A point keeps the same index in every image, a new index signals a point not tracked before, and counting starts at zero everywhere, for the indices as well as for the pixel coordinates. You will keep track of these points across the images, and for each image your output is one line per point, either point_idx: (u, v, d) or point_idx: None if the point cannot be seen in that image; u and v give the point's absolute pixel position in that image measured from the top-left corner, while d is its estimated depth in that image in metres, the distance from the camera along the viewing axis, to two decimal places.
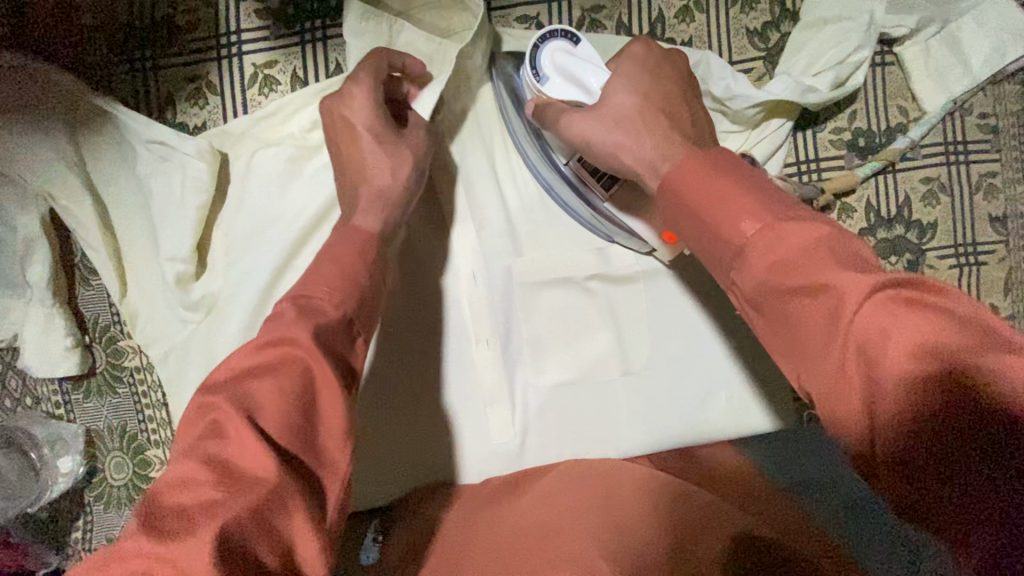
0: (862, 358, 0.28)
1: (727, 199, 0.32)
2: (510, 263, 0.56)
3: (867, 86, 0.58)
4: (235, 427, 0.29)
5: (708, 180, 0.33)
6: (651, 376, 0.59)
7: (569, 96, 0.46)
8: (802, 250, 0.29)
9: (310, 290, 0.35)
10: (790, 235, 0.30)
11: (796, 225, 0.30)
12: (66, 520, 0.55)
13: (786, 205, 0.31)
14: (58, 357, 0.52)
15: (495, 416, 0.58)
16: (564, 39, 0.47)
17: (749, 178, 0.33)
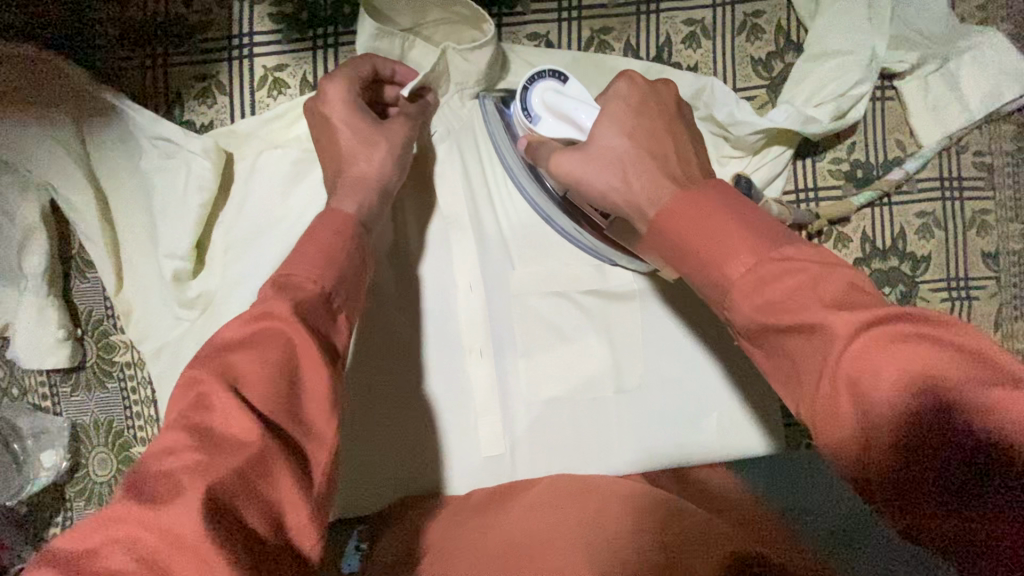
0: (852, 396, 0.26)
1: (721, 238, 0.31)
2: (508, 275, 0.57)
3: (866, 119, 0.59)
4: (222, 401, 0.30)
5: (700, 214, 0.32)
6: (643, 394, 0.59)
7: (562, 132, 0.45)
8: (793, 297, 0.28)
9: (309, 290, 0.36)
10: (781, 276, 0.29)
11: (787, 265, 0.29)
12: (46, 514, 0.55)
13: (779, 237, 0.31)
14: (46, 349, 0.51)
15: (485, 427, 0.58)
16: (553, 79, 0.46)
17: (743, 210, 0.32)
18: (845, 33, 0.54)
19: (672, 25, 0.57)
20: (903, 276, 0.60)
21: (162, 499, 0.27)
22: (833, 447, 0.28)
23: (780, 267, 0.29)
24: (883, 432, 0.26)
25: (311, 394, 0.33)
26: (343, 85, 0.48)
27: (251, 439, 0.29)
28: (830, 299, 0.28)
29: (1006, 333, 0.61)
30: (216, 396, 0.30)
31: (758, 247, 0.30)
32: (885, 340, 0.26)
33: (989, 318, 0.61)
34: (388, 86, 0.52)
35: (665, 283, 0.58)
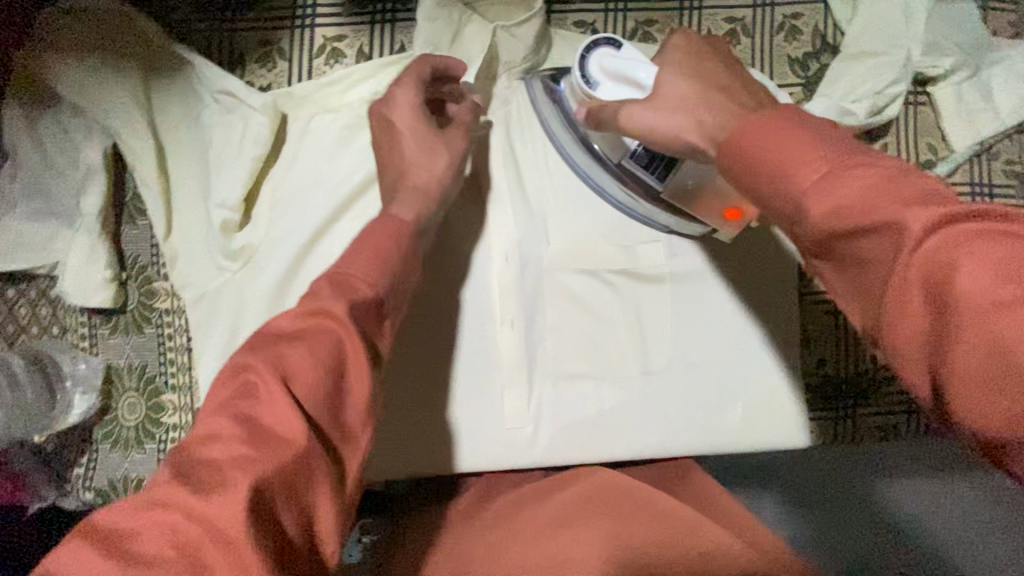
0: (934, 301, 0.25)
1: (793, 144, 0.29)
2: (542, 249, 0.57)
3: (898, 122, 0.61)
4: (268, 389, 0.30)
5: (772, 129, 0.29)
6: (669, 378, 0.59)
7: (620, 96, 0.46)
8: (871, 202, 0.26)
9: (354, 275, 0.38)
10: (853, 182, 0.27)
11: (859, 170, 0.27)
12: (73, 454, 0.55)
13: (850, 149, 0.28)
14: (94, 288, 0.53)
15: (510, 399, 0.58)
16: (606, 45, 0.48)
17: (814, 121, 0.29)
18: (881, 37, 0.56)
19: (713, 22, 0.59)
20: None
21: (206, 485, 0.27)
22: (910, 362, 0.26)
23: (854, 171, 0.27)
24: (971, 345, 0.24)
25: (353, 399, 0.33)
26: (410, 93, 0.50)
27: (292, 439, 0.29)
28: (907, 198, 0.26)
29: None
30: (263, 385, 0.30)
31: (831, 150, 0.28)
32: (968, 235, 0.24)
33: None
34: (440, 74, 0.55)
35: (697, 268, 0.59)
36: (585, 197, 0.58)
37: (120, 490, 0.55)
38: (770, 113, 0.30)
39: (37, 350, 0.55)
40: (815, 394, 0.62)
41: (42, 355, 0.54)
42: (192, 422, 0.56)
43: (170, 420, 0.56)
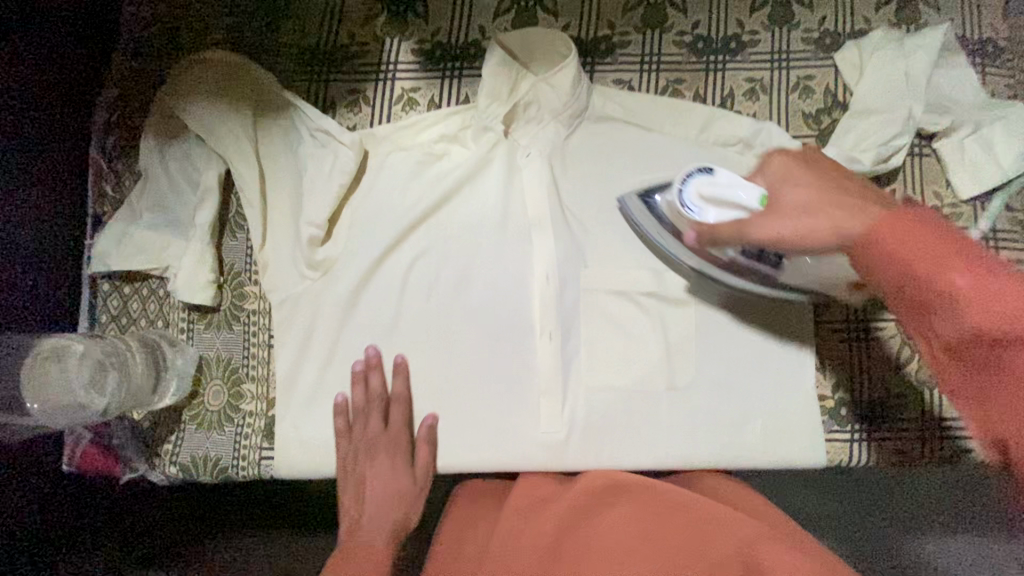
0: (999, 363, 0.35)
1: (912, 234, 0.38)
2: (579, 271, 0.65)
3: (906, 170, 0.67)
4: None
5: (904, 221, 0.38)
6: (693, 394, 0.64)
7: (727, 217, 0.52)
8: (942, 260, 0.36)
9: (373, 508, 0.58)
10: (920, 243, 0.37)
11: (940, 251, 0.37)
12: (163, 432, 0.63)
13: (963, 244, 0.37)
14: (198, 287, 0.62)
15: (546, 406, 0.64)
16: (703, 174, 0.55)
17: (941, 223, 0.38)
18: (886, 97, 0.64)
19: (735, 81, 0.68)
20: None
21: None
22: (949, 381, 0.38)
23: (949, 262, 0.36)
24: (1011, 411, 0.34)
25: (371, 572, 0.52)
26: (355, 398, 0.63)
27: None
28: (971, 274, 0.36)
29: None
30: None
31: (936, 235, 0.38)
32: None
33: None
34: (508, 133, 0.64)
35: (721, 295, 0.65)
36: (620, 228, 0.66)
37: (200, 468, 0.62)
38: (911, 213, 0.39)
39: (149, 337, 0.62)
40: (833, 418, 0.65)
41: (150, 342, 0.62)
42: (267, 411, 0.64)
43: (248, 406, 0.64)
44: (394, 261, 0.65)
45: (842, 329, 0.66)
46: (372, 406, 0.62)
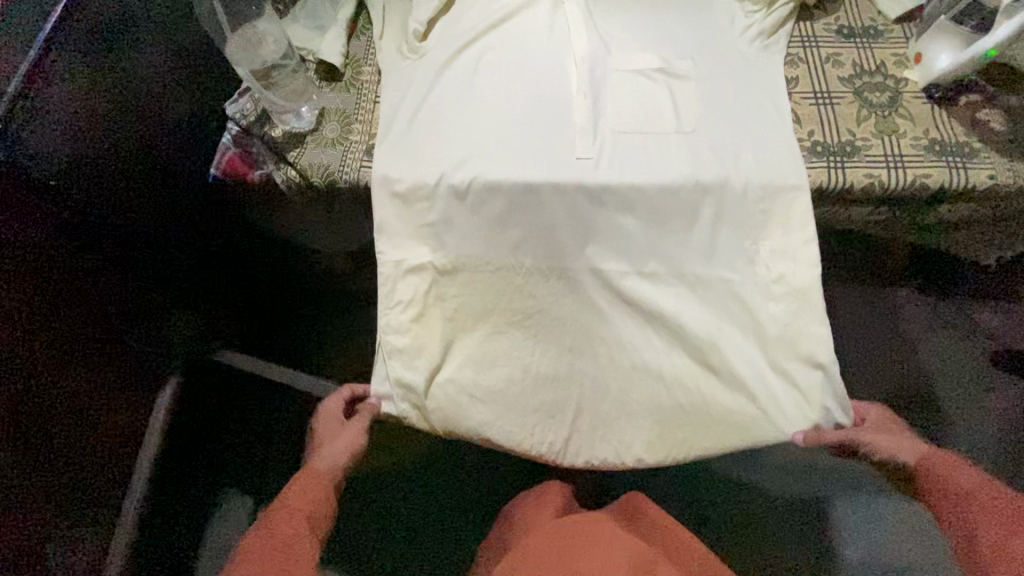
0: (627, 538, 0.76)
1: (980, 490, 0.64)
2: (606, 58, 0.87)
3: (843, 5, 0.91)
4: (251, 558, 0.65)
5: (962, 472, 0.66)
6: (699, 135, 0.82)
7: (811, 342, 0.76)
8: (972, 480, 0.65)
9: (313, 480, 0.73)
10: (961, 473, 0.66)
11: (965, 465, 0.67)
12: (289, 148, 0.83)
13: (990, 487, 0.64)
14: (333, 57, 0.88)
15: (581, 138, 0.82)
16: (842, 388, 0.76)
17: (991, 481, 0.65)
18: None
19: None
20: (889, 87, 0.84)
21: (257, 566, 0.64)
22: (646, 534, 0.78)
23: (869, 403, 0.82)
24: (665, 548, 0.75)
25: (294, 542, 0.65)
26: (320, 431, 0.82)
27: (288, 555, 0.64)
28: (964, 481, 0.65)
29: (981, 130, 0.80)
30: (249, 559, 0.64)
31: (974, 482, 0.65)
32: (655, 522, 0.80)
33: (966, 118, 0.81)
34: (544, 9, 0.91)
35: (716, 72, 0.86)
36: (636, 35, 0.89)
37: (314, 171, 0.82)
38: (953, 460, 0.68)
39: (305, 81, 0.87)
40: (811, 153, 0.81)
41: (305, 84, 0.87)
42: (367, 142, 0.85)
43: (355, 138, 0.84)
44: (471, 51, 0.88)
45: (811, 97, 0.85)
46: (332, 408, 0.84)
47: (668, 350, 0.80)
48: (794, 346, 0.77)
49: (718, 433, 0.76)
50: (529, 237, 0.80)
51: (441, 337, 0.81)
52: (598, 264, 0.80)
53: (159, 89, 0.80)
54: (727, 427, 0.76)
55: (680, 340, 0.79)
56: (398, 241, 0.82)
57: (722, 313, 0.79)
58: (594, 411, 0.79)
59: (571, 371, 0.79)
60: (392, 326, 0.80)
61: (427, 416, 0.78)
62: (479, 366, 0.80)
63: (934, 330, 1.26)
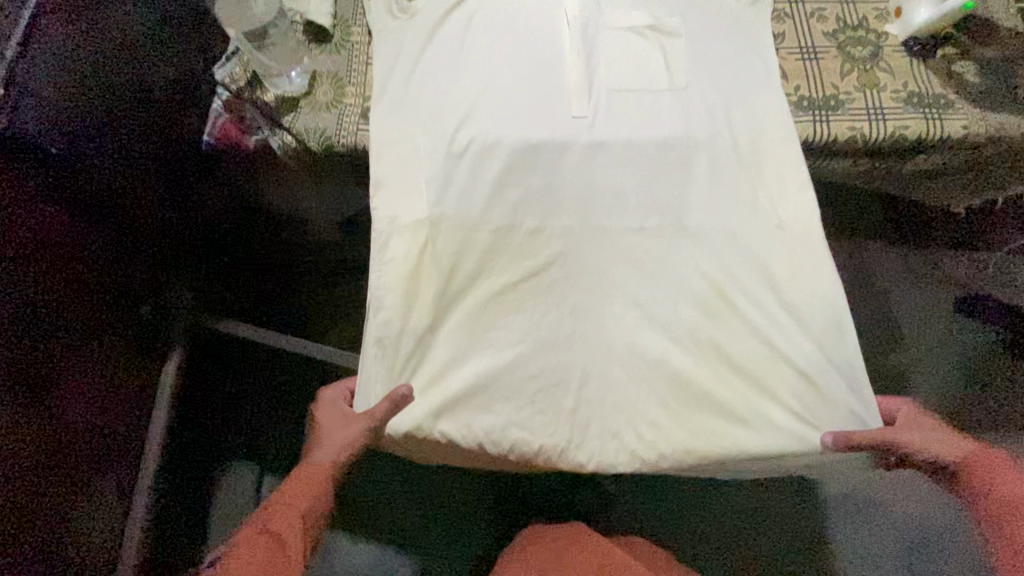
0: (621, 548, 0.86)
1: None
2: (598, 15, 0.87)
3: None
4: (243, 548, 0.67)
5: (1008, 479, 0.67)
6: (691, 91, 0.83)
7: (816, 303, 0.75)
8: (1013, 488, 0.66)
9: (311, 470, 0.72)
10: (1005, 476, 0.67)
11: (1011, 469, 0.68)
12: (284, 113, 0.82)
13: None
14: (321, 18, 0.86)
15: (576, 97, 0.83)
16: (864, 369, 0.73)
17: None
18: None
19: None
20: (871, 41, 0.87)
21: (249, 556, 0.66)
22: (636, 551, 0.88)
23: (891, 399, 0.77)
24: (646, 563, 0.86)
25: (282, 542, 0.67)
26: (325, 416, 0.78)
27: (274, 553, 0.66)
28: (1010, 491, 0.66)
29: (956, 82, 0.84)
30: (240, 552, 0.66)
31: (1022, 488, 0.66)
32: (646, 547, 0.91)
33: (942, 71, 0.85)
34: None
35: (706, 28, 0.87)
36: None
37: (310, 136, 0.81)
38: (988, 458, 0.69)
39: (296, 45, 0.86)
40: (798, 108, 0.84)
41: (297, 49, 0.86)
42: (362, 105, 0.84)
43: (349, 102, 0.84)
44: (462, 10, 0.88)
45: (797, 53, 0.87)
46: (334, 397, 0.80)
47: (676, 304, 0.76)
48: (799, 286, 0.75)
49: (739, 387, 0.73)
50: (527, 198, 0.80)
51: (433, 296, 0.78)
52: (599, 222, 0.79)
53: (146, 51, 0.77)
54: (745, 379, 0.73)
55: (684, 292, 0.76)
56: (394, 200, 0.80)
57: (726, 261, 0.77)
58: (601, 373, 0.74)
59: (574, 332, 0.76)
60: (387, 285, 0.78)
61: (426, 381, 0.75)
62: (476, 333, 0.76)
63: (907, 281, 1.34)
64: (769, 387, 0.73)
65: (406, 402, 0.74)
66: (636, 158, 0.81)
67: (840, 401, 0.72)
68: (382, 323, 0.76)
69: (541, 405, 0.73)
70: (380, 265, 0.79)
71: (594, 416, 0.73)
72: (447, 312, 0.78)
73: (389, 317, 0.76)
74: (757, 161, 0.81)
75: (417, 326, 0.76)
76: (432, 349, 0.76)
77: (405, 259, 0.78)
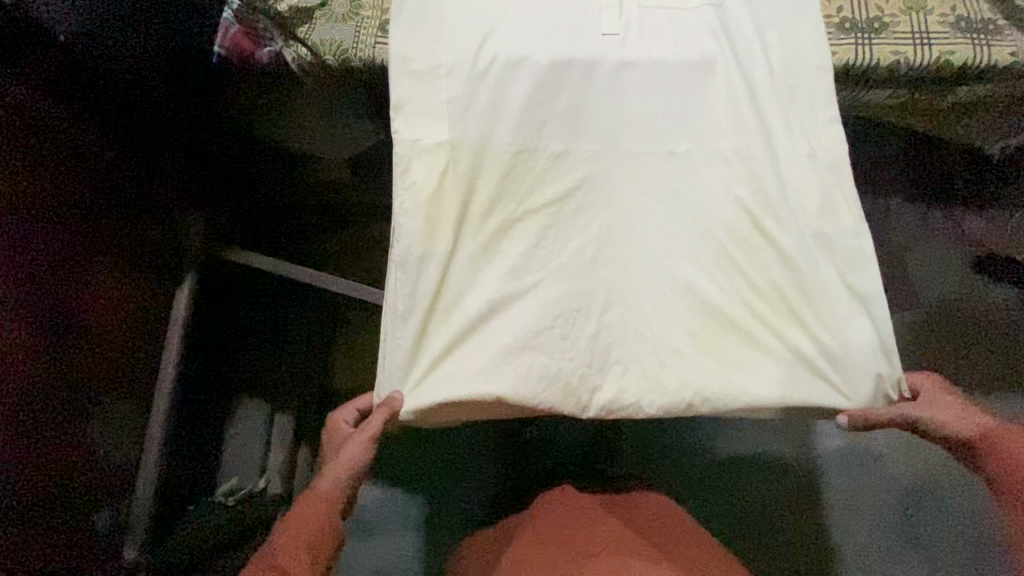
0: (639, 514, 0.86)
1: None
2: None
3: None
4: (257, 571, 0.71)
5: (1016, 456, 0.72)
6: (727, 10, 0.79)
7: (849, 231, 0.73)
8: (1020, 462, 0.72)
9: (316, 501, 0.75)
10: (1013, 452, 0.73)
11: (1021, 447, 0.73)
12: (298, 24, 0.78)
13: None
14: None
15: (606, 15, 0.78)
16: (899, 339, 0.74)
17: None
18: None
19: None
20: None
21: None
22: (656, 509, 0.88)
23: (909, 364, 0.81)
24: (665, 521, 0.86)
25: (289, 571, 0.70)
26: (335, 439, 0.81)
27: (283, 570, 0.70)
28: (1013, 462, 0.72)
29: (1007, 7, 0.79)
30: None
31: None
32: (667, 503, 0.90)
33: None
34: None
35: None
36: None
37: (326, 49, 0.77)
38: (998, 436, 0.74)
39: None
40: (839, 31, 0.79)
41: None
42: (380, 18, 0.80)
43: (366, 14, 0.79)
44: None
45: None
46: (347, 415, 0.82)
47: (705, 232, 0.74)
48: (830, 214, 0.73)
49: (770, 316, 0.72)
50: (553, 121, 0.77)
51: (456, 221, 0.75)
52: (627, 147, 0.76)
53: None
54: (775, 308, 0.72)
55: (713, 218, 0.74)
56: (415, 119, 0.77)
57: (760, 183, 0.74)
58: (623, 300, 0.73)
59: (597, 260, 0.74)
60: (410, 210, 0.74)
61: (450, 306, 0.73)
62: (500, 258, 0.74)
63: (927, 234, 1.31)
64: (800, 313, 0.72)
65: (430, 326, 0.72)
66: (668, 82, 0.77)
67: (871, 328, 0.71)
68: (404, 248, 0.74)
69: (565, 332, 0.72)
70: (401, 191, 0.75)
71: (617, 343, 0.72)
72: (471, 237, 0.75)
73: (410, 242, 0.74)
74: (795, 86, 0.77)
75: (442, 252, 0.73)
76: (454, 273, 0.74)
77: (428, 184, 0.75)
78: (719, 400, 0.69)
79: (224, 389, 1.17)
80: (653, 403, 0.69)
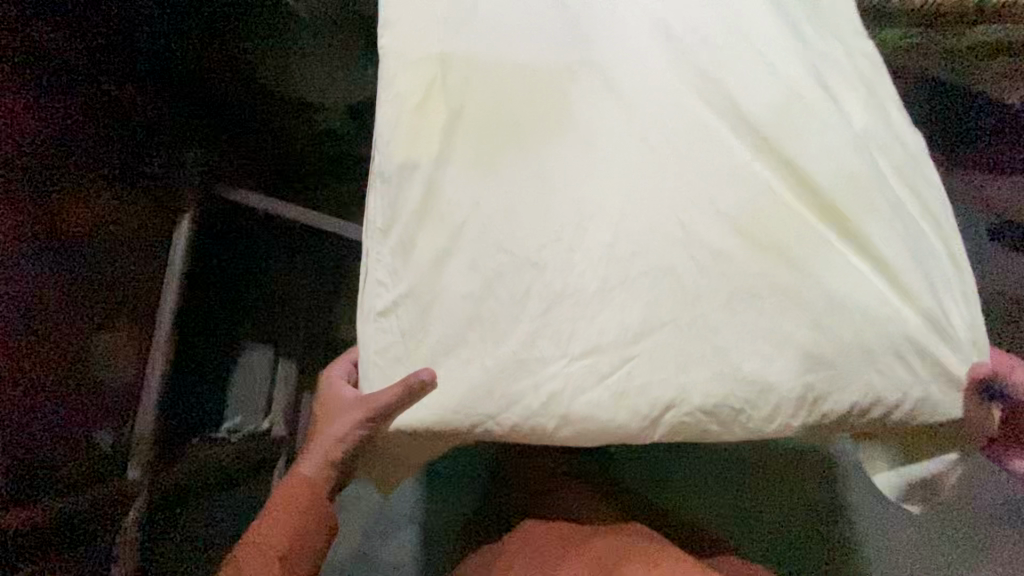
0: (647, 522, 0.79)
1: None
2: None
3: None
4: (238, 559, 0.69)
5: None
6: None
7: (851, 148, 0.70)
8: None
9: (301, 483, 0.73)
10: None
11: None
12: None
13: None
14: None
15: None
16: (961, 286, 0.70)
17: None
18: None
19: None
20: None
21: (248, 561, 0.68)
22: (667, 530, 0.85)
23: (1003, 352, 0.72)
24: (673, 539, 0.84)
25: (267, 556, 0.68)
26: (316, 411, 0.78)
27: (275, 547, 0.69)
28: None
29: None
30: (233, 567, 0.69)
31: None
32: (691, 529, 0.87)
33: None
34: None
35: None
36: None
37: None
38: None
39: None
40: None
41: None
42: None
43: None
44: None
45: None
46: (327, 388, 0.79)
47: (705, 144, 0.70)
48: (841, 134, 0.70)
49: (771, 239, 0.67)
50: (542, 29, 0.75)
51: (439, 129, 0.74)
52: (616, 48, 0.73)
53: None
54: (776, 230, 0.68)
55: (712, 130, 0.70)
56: (401, 38, 0.77)
57: (768, 100, 0.71)
58: (615, 214, 0.68)
59: (590, 170, 0.70)
60: (393, 114, 0.75)
61: (429, 213, 0.73)
62: (490, 172, 0.72)
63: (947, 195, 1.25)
64: (801, 240, 0.67)
65: (412, 237, 0.72)
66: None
67: (875, 246, 0.67)
68: (389, 156, 0.75)
69: (550, 243, 0.69)
70: (385, 100, 0.76)
71: (608, 262, 0.67)
72: (455, 143, 0.73)
73: (397, 159, 0.75)
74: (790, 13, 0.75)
75: (428, 153, 0.73)
76: (440, 187, 0.73)
77: (411, 93, 0.75)
78: (711, 322, 0.66)
79: (219, 329, 1.18)
80: (643, 326, 0.66)
